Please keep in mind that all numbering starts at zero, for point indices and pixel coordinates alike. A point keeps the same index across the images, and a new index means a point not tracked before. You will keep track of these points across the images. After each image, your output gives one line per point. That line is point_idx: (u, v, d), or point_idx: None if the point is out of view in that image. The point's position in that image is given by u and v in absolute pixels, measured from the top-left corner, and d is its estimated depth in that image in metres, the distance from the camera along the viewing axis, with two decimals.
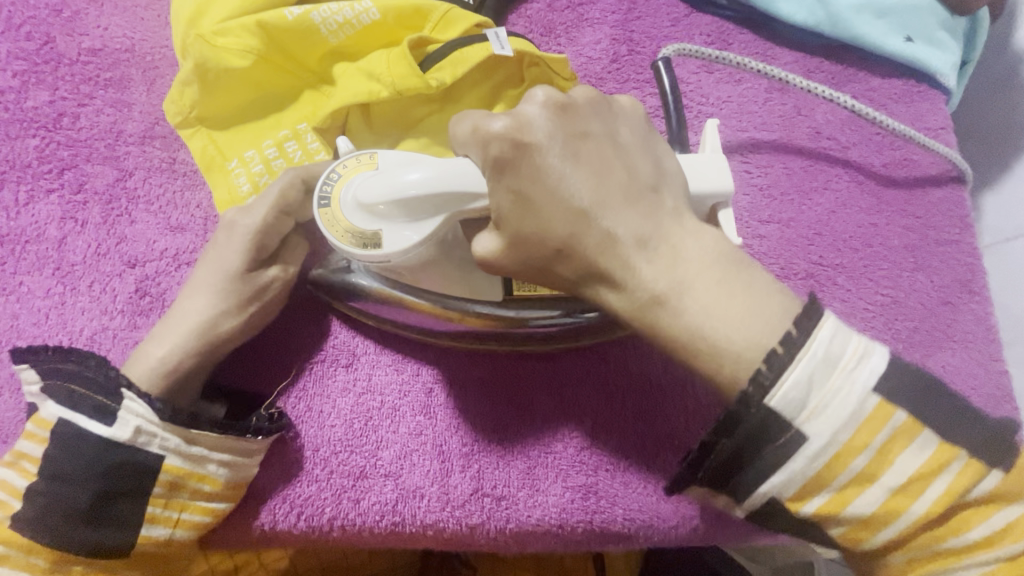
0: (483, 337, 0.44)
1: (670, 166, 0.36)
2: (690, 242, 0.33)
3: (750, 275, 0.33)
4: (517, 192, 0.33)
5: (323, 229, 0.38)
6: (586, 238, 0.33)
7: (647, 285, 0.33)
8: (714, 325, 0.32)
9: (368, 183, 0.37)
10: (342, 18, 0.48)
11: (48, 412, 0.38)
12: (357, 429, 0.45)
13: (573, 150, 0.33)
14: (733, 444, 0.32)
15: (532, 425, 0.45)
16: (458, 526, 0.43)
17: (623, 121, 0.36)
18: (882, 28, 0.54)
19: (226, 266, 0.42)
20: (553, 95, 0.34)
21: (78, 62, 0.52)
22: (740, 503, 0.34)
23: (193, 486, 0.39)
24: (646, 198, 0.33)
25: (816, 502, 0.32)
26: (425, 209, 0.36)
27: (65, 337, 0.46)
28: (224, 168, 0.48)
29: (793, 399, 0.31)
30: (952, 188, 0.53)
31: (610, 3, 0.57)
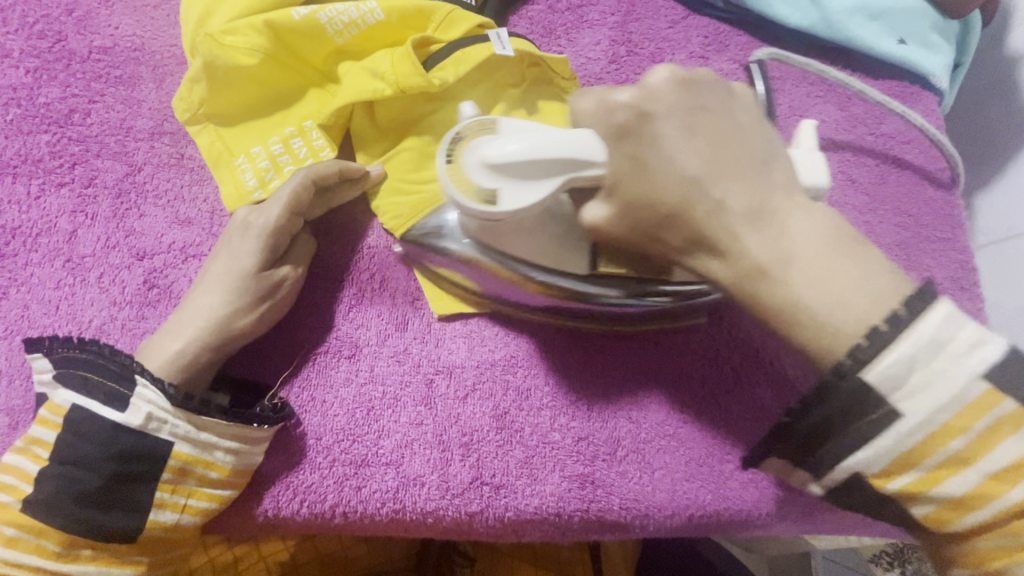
0: (566, 313, 0.46)
1: (784, 146, 0.37)
2: (802, 216, 0.33)
3: (865, 251, 0.32)
4: (633, 161, 0.35)
5: (445, 184, 0.37)
6: (695, 205, 0.34)
7: (754, 255, 0.33)
8: (820, 295, 0.32)
9: (496, 141, 0.37)
10: (347, 18, 0.49)
11: (60, 399, 0.39)
12: (359, 418, 0.46)
13: (689, 123, 0.35)
14: (821, 414, 0.33)
15: (530, 415, 0.46)
16: (458, 514, 0.44)
17: (744, 101, 0.37)
18: (876, 30, 0.55)
19: (240, 261, 0.43)
20: (677, 70, 0.36)
21: (89, 60, 0.53)
22: (819, 476, 0.35)
23: (201, 472, 0.41)
24: (761, 171, 0.34)
25: (904, 479, 0.32)
26: (545, 172, 0.36)
27: (75, 327, 0.47)
28: (230, 164, 0.50)
29: (891, 375, 0.31)
30: (944, 187, 0.54)
31: (609, 4, 0.58)
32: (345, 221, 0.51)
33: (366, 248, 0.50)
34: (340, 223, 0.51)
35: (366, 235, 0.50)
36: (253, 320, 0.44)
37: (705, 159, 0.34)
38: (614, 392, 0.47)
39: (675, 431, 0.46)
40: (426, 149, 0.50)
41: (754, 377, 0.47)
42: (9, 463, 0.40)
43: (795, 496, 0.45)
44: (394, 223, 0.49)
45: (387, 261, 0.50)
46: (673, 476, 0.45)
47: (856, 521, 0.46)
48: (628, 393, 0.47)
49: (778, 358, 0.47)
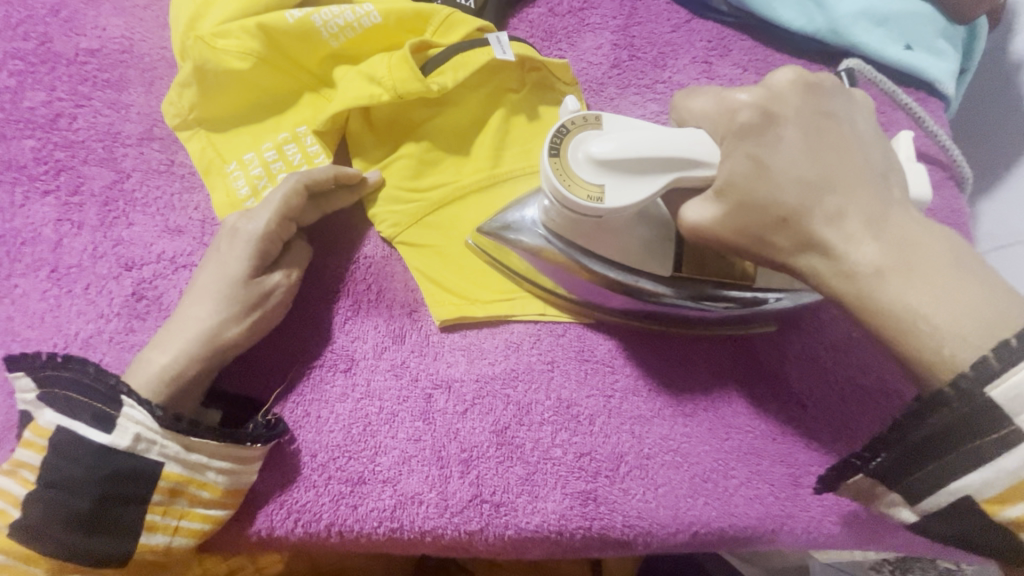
0: (636, 314, 0.46)
1: (896, 160, 0.37)
2: (921, 229, 0.33)
3: (984, 269, 0.33)
4: (752, 161, 0.35)
5: (549, 175, 0.35)
6: (815, 208, 0.34)
7: (870, 263, 0.33)
8: (941, 305, 0.31)
9: (601, 138, 0.35)
10: (343, 21, 0.48)
11: (45, 420, 0.38)
12: (355, 434, 0.44)
13: (812, 128, 0.35)
14: (927, 433, 0.32)
15: (531, 430, 0.45)
16: (457, 533, 0.43)
17: (862, 112, 0.38)
18: (881, 35, 0.54)
19: (225, 269, 0.42)
20: (804, 73, 0.37)
21: (75, 63, 0.51)
22: (919, 500, 0.34)
23: (192, 494, 0.39)
24: (879, 182, 0.35)
25: (1020, 506, 0.31)
26: (656, 171, 0.35)
27: (60, 341, 0.45)
28: (222, 171, 0.48)
29: (1023, 394, 0.30)
30: (952, 195, 0.53)
31: (611, 7, 0.57)
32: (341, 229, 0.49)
33: (362, 258, 0.49)
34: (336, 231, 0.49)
35: (363, 245, 0.49)
36: (236, 329, 0.42)
37: (827, 166, 0.35)
38: (617, 405, 0.46)
39: (678, 445, 0.45)
40: (424, 156, 0.49)
41: (758, 390, 0.46)
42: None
43: (802, 512, 0.44)
44: (391, 231, 0.48)
45: (384, 271, 0.49)
46: (677, 492, 0.44)
47: (863, 537, 0.45)
48: (631, 406, 0.46)
49: (784, 370, 0.47)
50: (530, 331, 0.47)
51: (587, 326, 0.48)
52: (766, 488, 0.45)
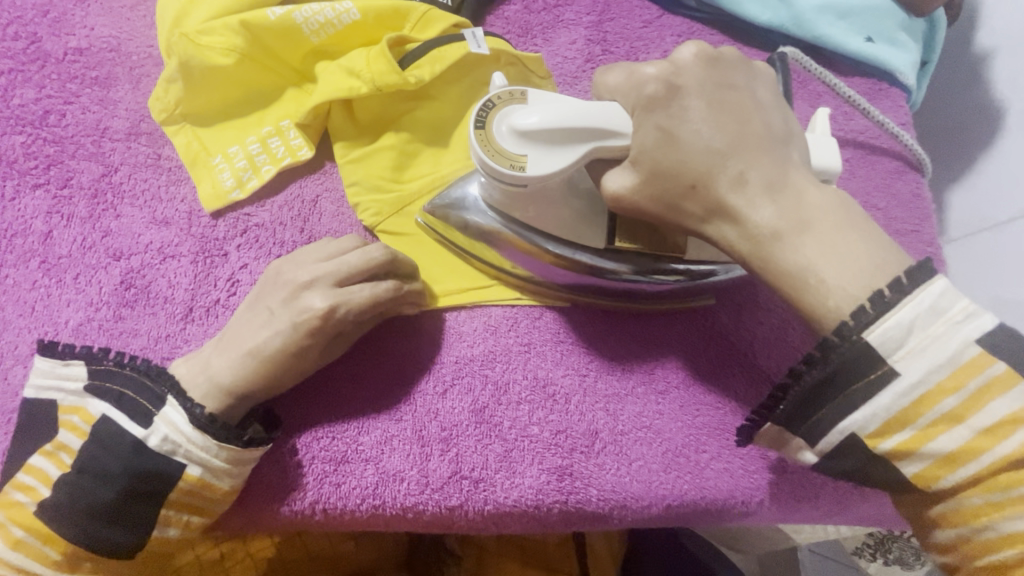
0: (587, 291, 0.48)
1: (799, 129, 0.39)
2: (815, 192, 0.35)
3: (869, 228, 0.34)
4: (661, 131, 0.36)
5: (475, 148, 0.38)
6: (719, 175, 0.36)
7: (768, 224, 0.35)
8: (830, 262, 0.33)
9: (524, 111, 0.38)
10: (323, 18, 0.49)
11: (93, 408, 0.40)
12: (339, 415, 0.46)
13: (716, 99, 0.37)
14: (820, 376, 0.33)
15: (509, 408, 0.46)
16: (438, 508, 0.44)
17: (763, 83, 0.40)
18: (844, 28, 0.56)
19: (297, 341, 0.40)
20: (706, 47, 0.38)
21: (64, 61, 0.53)
22: (815, 445, 0.35)
23: (207, 496, 0.40)
24: (779, 149, 0.37)
25: (897, 439, 0.32)
26: (575, 140, 0.37)
27: (51, 328, 0.47)
28: (208, 164, 0.50)
29: (892, 336, 0.32)
30: (912, 181, 0.55)
31: (585, 4, 0.59)
32: (322, 217, 0.51)
33: None
34: (318, 220, 0.50)
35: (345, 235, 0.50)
36: (297, 372, 0.42)
37: (729, 134, 0.36)
38: (592, 383, 0.48)
39: (651, 422, 0.47)
40: (405, 147, 0.51)
41: (729, 371, 0.48)
42: (33, 464, 0.40)
43: (770, 483, 0.46)
44: (373, 220, 0.50)
45: None
46: (650, 467, 0.46)
47: (829, 506, 0.47)
48: (605, 384, 0.48)
49: (755, 353, 0.48)
50: (507, 314, 0.49)
51: (562, 309, 0.49)
52: (735, 461, 0.46)
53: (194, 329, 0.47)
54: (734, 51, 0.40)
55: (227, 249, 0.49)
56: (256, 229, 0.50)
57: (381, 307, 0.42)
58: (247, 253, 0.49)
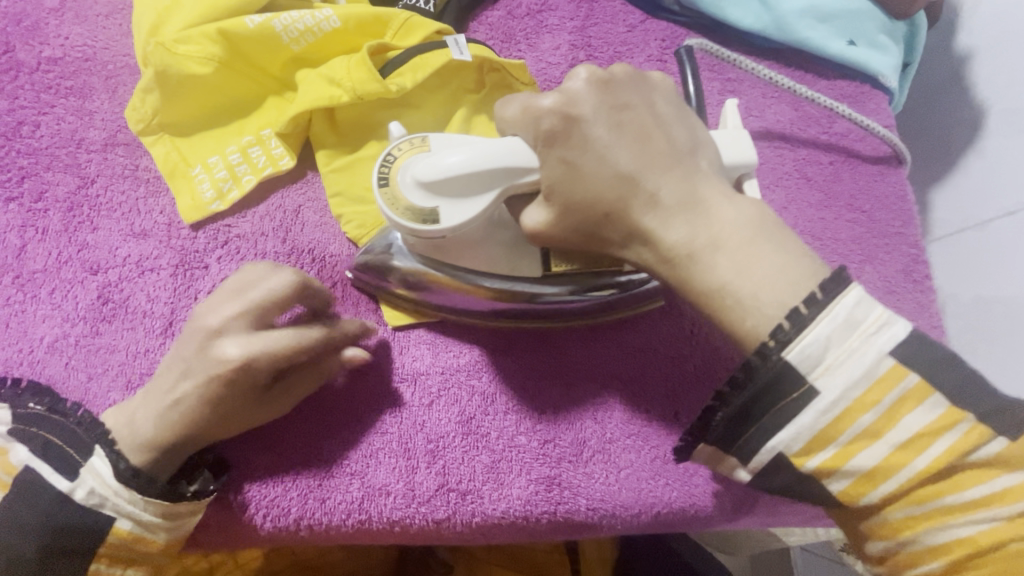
0: (535, 315, 0.47)
1: (706, 134, 0.39)
2: (726, 205, 0.35)
3: (784, 237, 0.34)
4: (565, 165, 0.36)
5: (382, 206, 0.39)
6: (629, 200, 0.36)
7: (682, 245, 0.35)
8: (743, 282, 0.34)
9: (427, 160, 0.38)
10: (303, 25, 0.49)
11: (14, 457, 0.39)
12: (322, 430, 0.45)
13: (616, 121, 0.37)
14: (745, 398, 0.34)
15: (495, 416, 0.46)
16: (425, 522, 0.44)
17: (661, 95, 0.39)
18: (825, 31, 0.56)
19: (227, 378, 0.39)
20: (596, 71, 0.38)
21: (37, 71, 0.52)
22: (745, 464, 0.36)
23: (142, 547, 0.40)
24: (686, 163, 0.36)
25: (821, 456, 0.34)
26: (485, 184, 0.38)
27: (24, 346, 0.46)
28: (187, 175, 0.49)
29: (810, 355, 0.33)
30: (895, 185, 0.56)
31: (568, 9, 0.59)
32: (304, 227, 0.50)
33: (328, 257, 0.49)
34: (300, 230, 0.50)
35: (328, 244, 0.50)
36: (241, 412, 0.41)
37: (633, 156, 0.36)
38: (578, 393, 0.47)
39: (641, 430, 0.46)
40: None
41: (717, 375, 0.48)
42: None
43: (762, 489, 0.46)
44: (356, 233, 0.49)
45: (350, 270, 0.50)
46: (639, 475, 0.45)
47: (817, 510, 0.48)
48: (593, 393, 0.47)
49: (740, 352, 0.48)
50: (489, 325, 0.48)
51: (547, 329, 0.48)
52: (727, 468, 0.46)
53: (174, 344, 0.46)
54: (627, 67, 0.40)
55: (208, 262, 0.48)
56: (237, 240, 0.49)
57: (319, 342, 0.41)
58: (229, 265, 0.48)
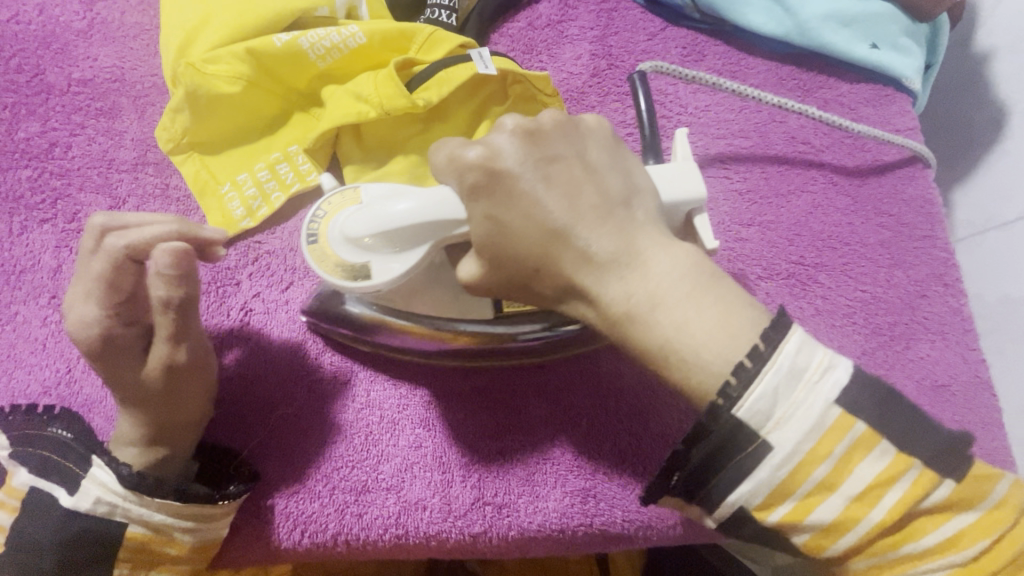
0: (502, 355, 0.45)
1: (644, 178, 0.37)
2: (663, 256, 0.35)
3: (721, 288, 0.34)
4: (494, 222, 0.35)
5: (311, 263, 0.38)
6: (562, 256, 0.35)
7: (620, 301, 0.34)
8: (682, 338, 0.33)
9: (355, 215, 0.38)
10: (329, 43, 0.49)
11: (20, 480, 0.40)
12: (357, 445, 0.45)
13: (544, 175, 0.35)
14: (703, 452, 0.33)
15: (530, 429, 0.46)
16: (462, 536, 0.44)
17: (594, 140, 0.38)
18: (848, 35, 0.56)
19: (85, 335, 0.39)
20: (521, 122, 0.36)
21: (68, 93, 0.53)
22: (710, 513, 0.35)
23: (163, 550, 0.40)
24: (619, 214, 0.35)
25: (781, 511, 0.33)
26: (416, 237, 0.37)
27: (62, 365, 0.46)
28: (217, 193, 0.50)
29: (759, 411, 0.32)
30: (922, 187, 0.55)
31: (588, 19, 0.59)
32: None
33: None
34: None
35: None
36: (126, 379, 0.40)
37: (563, 212, 0.35)
38: (614, 407, 0.46)
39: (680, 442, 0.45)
40: (415, 171, 0.50)
41: None
42: None
43: None
44: None
45: None
46: None
47: None
48: (627, 405, 0.46)
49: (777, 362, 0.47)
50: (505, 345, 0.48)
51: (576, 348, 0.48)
52: None
53: None
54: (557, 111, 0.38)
55: (239, 278, 0.49)
56: (267, 257, 0.50)
57: (136, 252, 0.39)
58: (260, 281, 0.49)
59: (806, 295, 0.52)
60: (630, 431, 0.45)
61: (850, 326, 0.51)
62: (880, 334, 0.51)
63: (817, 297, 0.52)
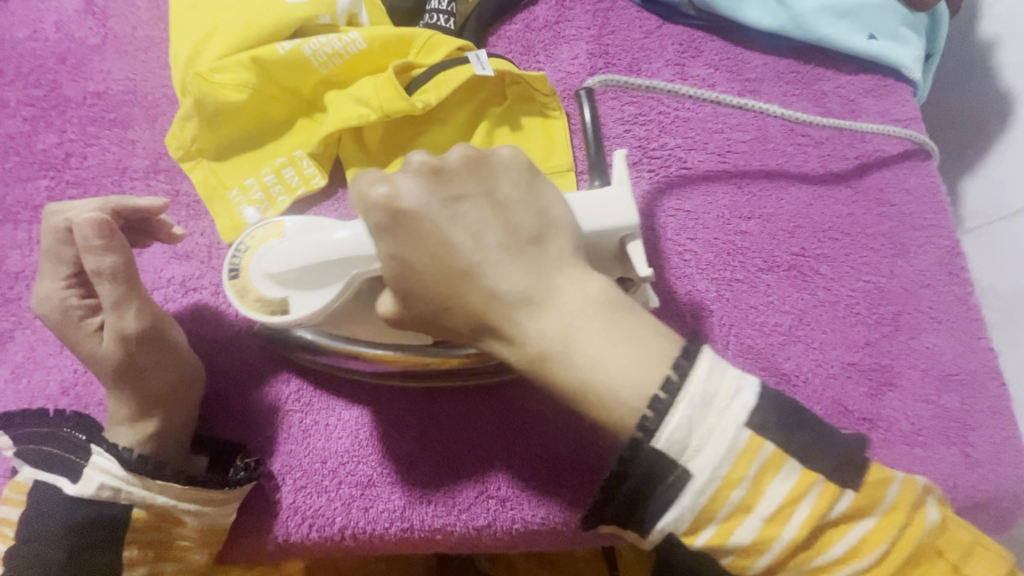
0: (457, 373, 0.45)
1: (560, 209, 0.37)
2: (577, 294, 0.34)
3: (633, 323, 0.34)
4: (404, 263, 0.35)
5: (234, 299, 0.41)
6: (473, 297, 0.35)
7: (534, 341, 0.34)
8: (596, 377, 0.33)
9: (275, 252, 0.41)
10: (331, 49, 0.51)
11: (24, 476, 0.40)
12: (363, 440, 0.46)
13: (450, 214, 0.35)
14: (633, 481, 0.33)
15: (534, 424, 0.46)
16: (466, 529, 0.45)
17: (503, 171, 0.37)
18: (845, 27, 0.56)
19: (48, 307, 0.43)
20: (426, 157, 0.36)
21: (83, 105, 0.55)
22: (645, 538, 0.35)
23: (169, 532, 0.42)
24: (530, 252, 0.35)
25: (706, 534, 0.34)
26: (330, 271, 0.38)
27: (78, 365, 0.48)
28: (225, 197, 0.51)
29: (675, 441, 0.32)
30: (924, 176, 0.55)
31: (585, 19, 0.60)
32: None
33: None
34: None
35: None
36: (85, 349, 0.43)
37: (470, 252, 0.35)
38: None
39: None
40: None
41: None
42: None
43: None
44: None
45: None
46: None
47: None
48: None
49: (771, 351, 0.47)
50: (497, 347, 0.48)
51: None
52: None
53: (218, 360, 0.48)
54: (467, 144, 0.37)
55: None
56: None
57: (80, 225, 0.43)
58: None
59: (807, 286, 0.52)
60: (588, 447, 0.45)
61: (853, 316, 0.51)
62: (883, 324, 0.50)
63: (819, 288, 0.51)
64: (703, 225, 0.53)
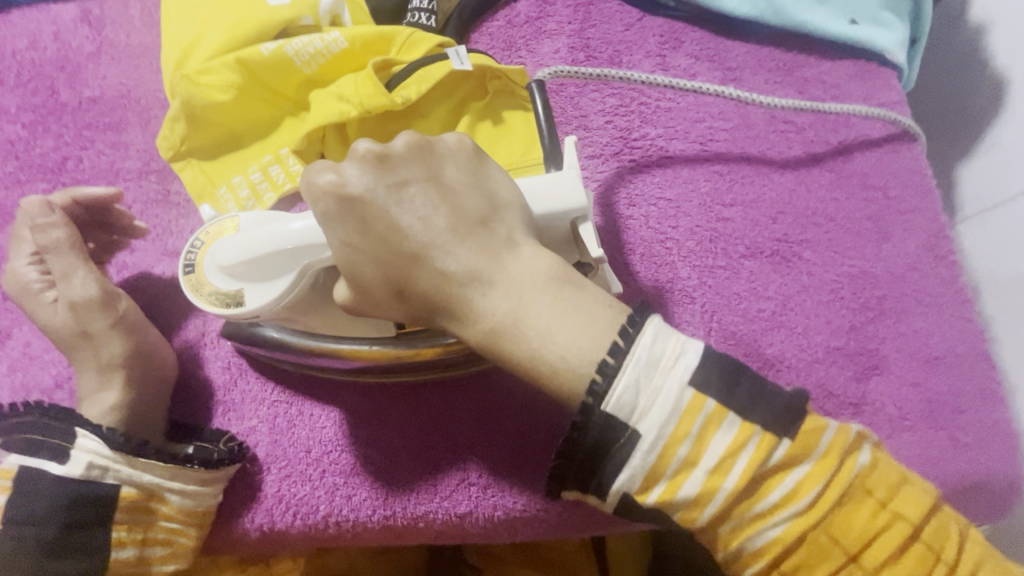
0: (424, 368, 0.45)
1: (507, 189, 0.38)
2: (522, 269, 0.36)
3: (579, 295, 0.36)
4: (355, 249, 0.36)
5: (189, 292, 0.42)
6: (427, 278, 0.36)
7: (487, 317, 0.36)
8: (547, 349, 0.35)
9: (228, 245, 0.41)
10: (314, 48, 0.52)
11: (8, 463, 0.41)
12: (346, 430, 0.46)
13: (398, 200, 0.37)
14: (585, 446, 0.35)
15: (515, 412, 0.46)
16: (449, 516, 0.45)
17: (447, 157, 0.38)
18: (824, 12, 0.57)
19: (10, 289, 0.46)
20: (370, 146, 0.37)
21: (80, 110, 0.57)
22: (603, 501, 0.36)
23: (155, 512, 0.42)
24: (478, 232, 0.37)
25: (657, 491, 0.35)
26: (283, 261, 0.39)
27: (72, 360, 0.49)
28: (213, 195, 0.52)
29: (625, 404, 0.34)
30: (909, 159, 0.55)
31: (565, 14, 0.60)
32: None
33: None
34: None
35: None
36: (45, 322, 0.45)
37: (421, 235, 0.36)
38: None
39: None
40: None
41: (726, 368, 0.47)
42: None
43: None
44: None
45: None
46: None
47: None
48: None
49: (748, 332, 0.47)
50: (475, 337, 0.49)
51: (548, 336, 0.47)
52: None
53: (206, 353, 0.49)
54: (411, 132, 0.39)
55: None
56: None
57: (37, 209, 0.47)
58: None
59: (791, 271, 0.51)
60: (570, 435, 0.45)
61: (838, 301, 0.50)
62: (869, 308, 0.50)
63: (802, 273, 0.51)
64: (684, 214, 0.53)
